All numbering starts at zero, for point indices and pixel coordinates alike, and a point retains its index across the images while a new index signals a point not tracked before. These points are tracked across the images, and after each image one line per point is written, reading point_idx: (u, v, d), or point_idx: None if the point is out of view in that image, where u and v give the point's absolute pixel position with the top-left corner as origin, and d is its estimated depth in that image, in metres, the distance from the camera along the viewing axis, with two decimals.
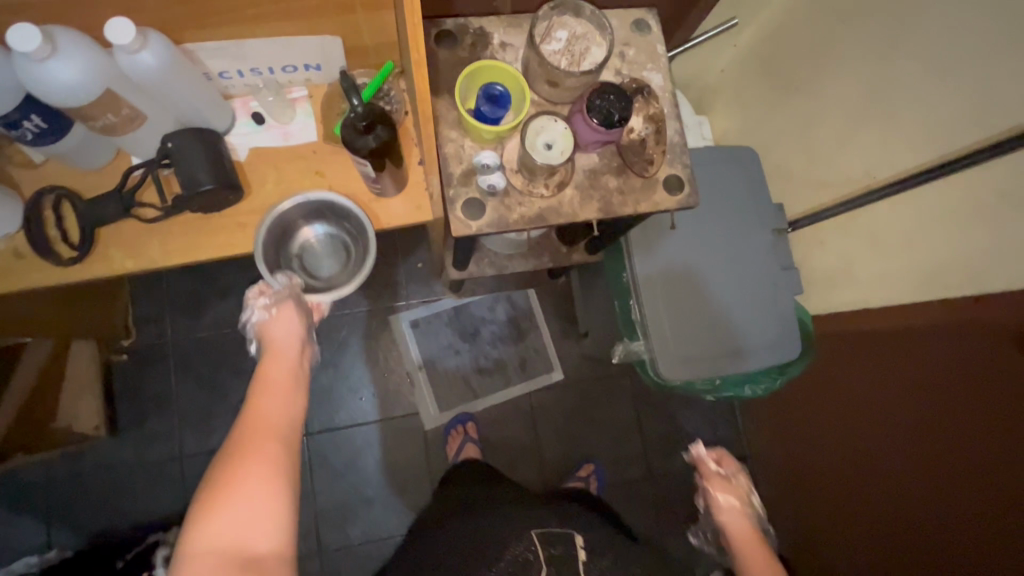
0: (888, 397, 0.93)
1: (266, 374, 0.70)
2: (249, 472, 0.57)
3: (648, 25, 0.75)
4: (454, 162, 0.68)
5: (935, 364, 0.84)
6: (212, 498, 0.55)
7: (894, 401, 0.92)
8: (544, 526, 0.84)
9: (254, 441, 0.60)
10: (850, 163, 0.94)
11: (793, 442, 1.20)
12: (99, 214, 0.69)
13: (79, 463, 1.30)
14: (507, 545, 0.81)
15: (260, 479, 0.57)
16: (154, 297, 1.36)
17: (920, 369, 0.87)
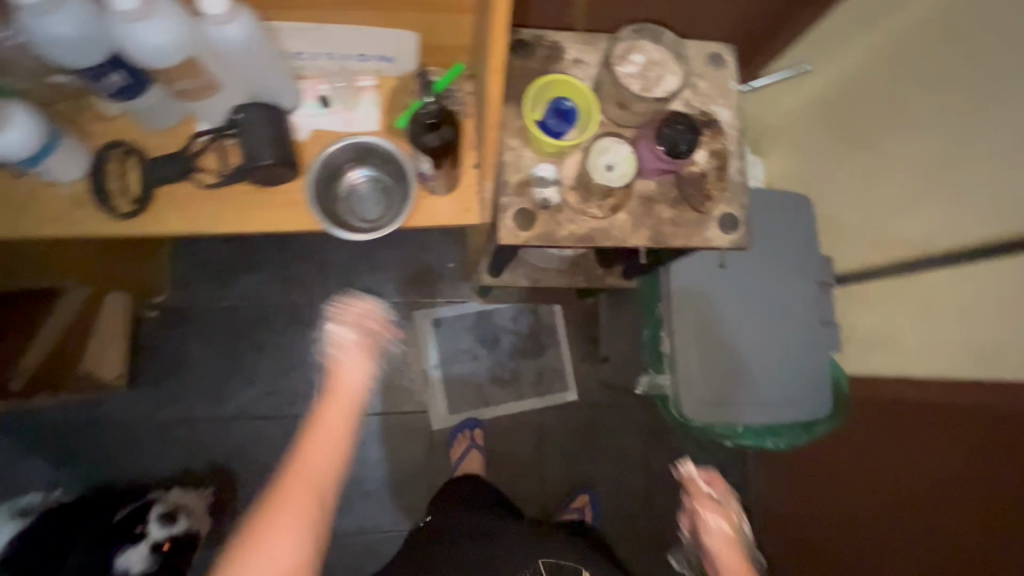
0: (913, 470, 0.90)
1: (324, 412, 0.63)
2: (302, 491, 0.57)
3: (724, 60, 0.74)
4: (511, 170, 0.67)
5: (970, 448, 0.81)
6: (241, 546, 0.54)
7: (919, 475, 0.89)
8: (551, 557, 0.81)
9: (288, 491, 0.57)
10: (910, 226, 0.91)
11: (806, 511, 1.15)
12: (160, 173, 0.70)
13: (93, 412, 1.31)
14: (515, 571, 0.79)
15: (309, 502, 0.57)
16: (190, 260, 1.38)
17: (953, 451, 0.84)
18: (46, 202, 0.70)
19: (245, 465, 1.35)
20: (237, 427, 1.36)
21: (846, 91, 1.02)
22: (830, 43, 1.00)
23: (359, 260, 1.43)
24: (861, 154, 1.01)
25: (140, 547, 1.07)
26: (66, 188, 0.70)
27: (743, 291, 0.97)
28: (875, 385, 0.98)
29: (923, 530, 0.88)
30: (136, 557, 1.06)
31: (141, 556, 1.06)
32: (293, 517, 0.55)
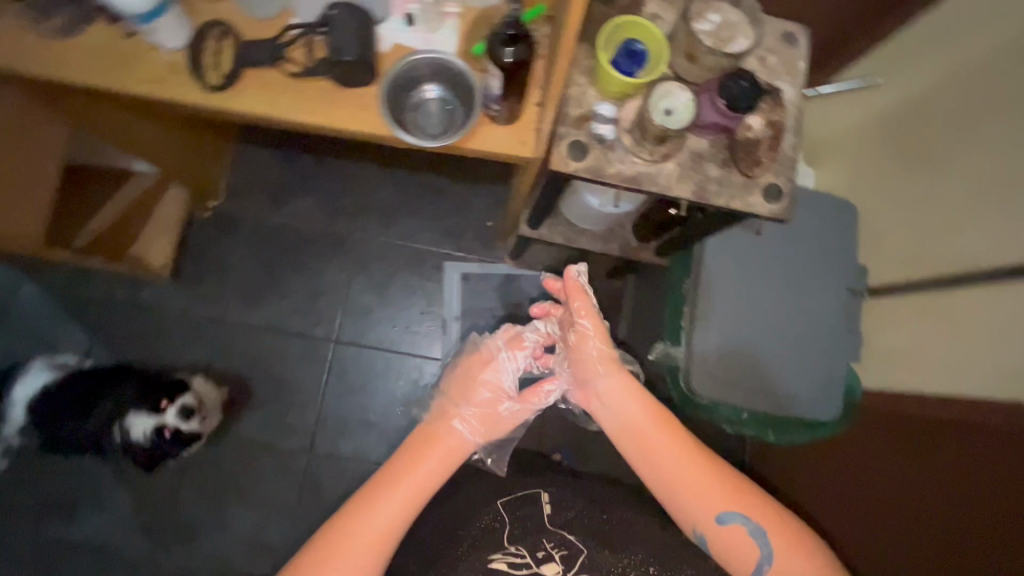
0: (879, 471, 0.95)
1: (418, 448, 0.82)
2: (406, 491, 0.76)
3: (797, 41, 0.76)
4: (574, 104, 0.71)
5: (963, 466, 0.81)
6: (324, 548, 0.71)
7: (885, 473, 0.93)
8: (506, 495, 0.81)
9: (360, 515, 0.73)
10: (954, 245, 0.91)
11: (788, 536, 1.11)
12: (252, 56, 0.76)
13: (136, 296, 1.40)
14: (471, 517, 0.80)
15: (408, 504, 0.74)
16: (249, 173, 1.46)
17: (947, 467, 0.83)
18: (147, 65, 0.77)
19: (261, 373, 1.41)
20: (261, 337, 1.42)
21: (912, 109, 1.02)
22: (904, 59, 1.00)
23: (403, 203, 1.49)
24: (916, 173, 1.01)
25: (148, 416, 1.10)
26: (167, 56, 0.77)
27: (772, 283, 1.00)
28: (884, 401, 0.98)
29: (895, 545, 0.87)
30: (142, 424, 1.10)
31: (146, 424, 1.10)
32: (398, 506, 0.74)
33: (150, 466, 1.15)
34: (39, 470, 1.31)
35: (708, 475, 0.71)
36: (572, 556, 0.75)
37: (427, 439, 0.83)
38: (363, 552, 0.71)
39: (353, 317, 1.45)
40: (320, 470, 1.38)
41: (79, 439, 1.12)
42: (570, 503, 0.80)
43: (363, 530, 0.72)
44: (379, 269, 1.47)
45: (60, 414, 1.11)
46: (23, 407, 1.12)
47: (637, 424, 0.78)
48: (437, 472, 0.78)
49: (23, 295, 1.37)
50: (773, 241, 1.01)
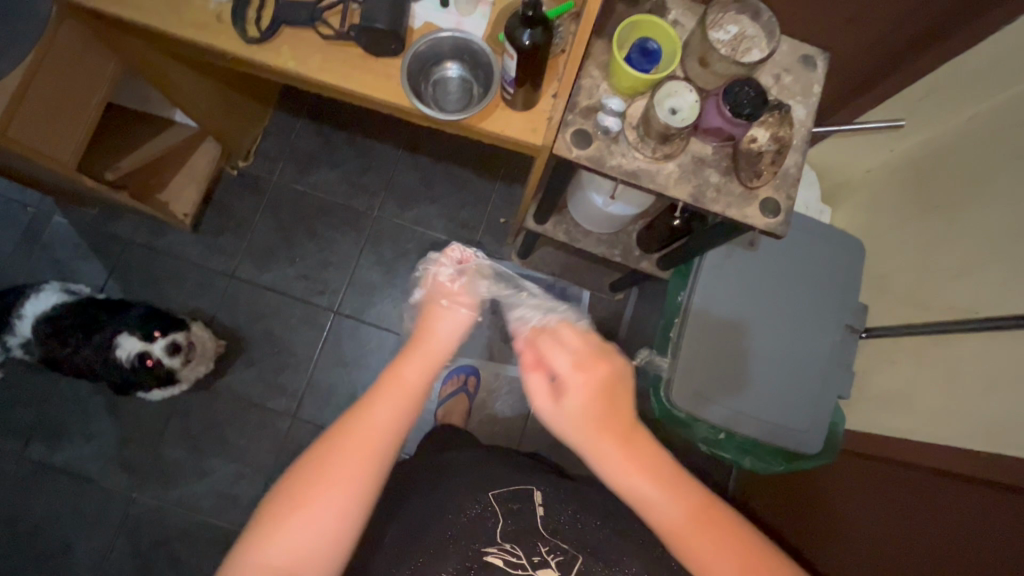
0: (873, 521, 0.92)
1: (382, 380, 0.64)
2: (394, 396, 0.62)
3: (815, 64, 0.77)
4: (584, 95, 0.73)
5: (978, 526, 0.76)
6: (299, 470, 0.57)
7: (879, 523, 0.91)
8: (499, 487, 0.72)
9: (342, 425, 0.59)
10: (957, 293, 0.89)
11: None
12: (291, 15, 0.81)
13: (156, 240, 1.46)
14: (459, 508, 0.69)
15: (399, 407, 0.61)
16: (281, 140, 1.52)
17: (957, 523, 0.78)
18: (194, 12, 0.82)
19: (260, 331, 1.44)
20: (266, 297, 1.46)
21: (934, 156, 1.01)
22: (932, 104, 0.99)
23: (422, 188, 1.52)
24: (932, 218, 0.99)
25: (136, 340, 1.16)
26: (215, 6, 0.82)
27: (769, 306, 0.99)
28: (876, 440, 0.95)
29: None
30: (130, 345, 1.15)
31: (134, 346, 1.15)
32: (386, 412, 0.61)
33: (121, 387, 1.20)
34: (39, 390, 1.36)
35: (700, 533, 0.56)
36: (569, 561, 0.63)
37: (412, 344, 0.69)
38: (350, 470, 0.56)
39: (357, 290, 1.48)
40: (301, 435, 1.40)
41: (69, 356, 1.16)
42: (565, 505, 0.71)
43: (350, 441, 0.58)
44: (389, 248, 1.50)
45: (59, 331, 1.16)
46: (25, 319, 1.17)
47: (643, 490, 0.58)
48: (438, 352, 0.69)
49: (54, 223, 1.44)
50: (771, 264, 1.00)
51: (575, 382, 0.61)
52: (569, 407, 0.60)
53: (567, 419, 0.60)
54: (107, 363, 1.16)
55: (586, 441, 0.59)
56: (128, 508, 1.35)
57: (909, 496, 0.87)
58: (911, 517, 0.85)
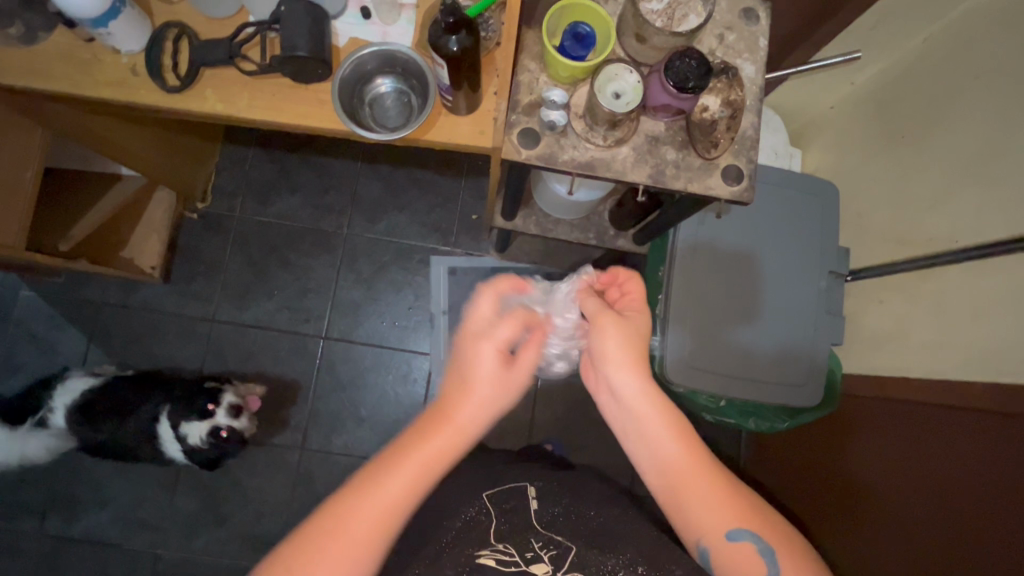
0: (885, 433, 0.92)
1: (410, 440, 0.58)
2: (411, 473, 0.56)
3: (757, 16, 0.74)
4: (525, 91, 0.70)
5: (996, 451, 0.74)
6: (303, 544, 0.53)
7: (891, 434, 0.91)
8: (494, 488, 0.73)
9: (357, 494, 0.55)
10: (936, 224, 0.88)
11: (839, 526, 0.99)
12: (208, 56, 0.76)
13: (131, 297, 1.43)
14: (458, 511, 0.70)
15: (416, 484, 0.56)
16: (236, 174, 1.47)
17: (973, 449, 0.77)
18: (107, 68, 0.78)
19: (253, 371, 1.43)
20: (252, 336, 1.44)
21: (896, 83, 0.99)
22: (886, 31, 0.96)
23: (388, 198, 1.49)
24: (900, 149, 0.97)
25: (203, 423, 1.14)
26: (127, 58, 0.78)
27: (757, 267, 0.98)
28: (875, 381, 0.96)
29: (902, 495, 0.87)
30: (200, 431, 1.13)
31: (201, 429, 1.13)
32: (401, 489, 0.55)
33: (209, 466, 1.19)
34: (42, 467, 1.35)
35: (706, 479, 0.57)
36: (563, 554, 0.61)
37: (446, 405, 0.60)
38: (348, 553, 0.53)
39: (341, 312, 1.46)
40: (312, 465, 1.40)
41: (128, 445, 1.16)
42: (559, 498, 0.72)
43: (361, 513, 0.54)
44: (367, 265, 1.47)
45: (98, 423, 1.15)
46: (68, 418, 1.16)
47: (680, 448, 0.58)
48: (473, 423, 0.59)
49: (23, 297, 1.41)
50: (744, 224, 0.98)
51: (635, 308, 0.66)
52: (631, 323, 0.65)
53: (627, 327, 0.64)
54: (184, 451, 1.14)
55: (637, 392, 0.60)
56: (155, 566, 1.35)
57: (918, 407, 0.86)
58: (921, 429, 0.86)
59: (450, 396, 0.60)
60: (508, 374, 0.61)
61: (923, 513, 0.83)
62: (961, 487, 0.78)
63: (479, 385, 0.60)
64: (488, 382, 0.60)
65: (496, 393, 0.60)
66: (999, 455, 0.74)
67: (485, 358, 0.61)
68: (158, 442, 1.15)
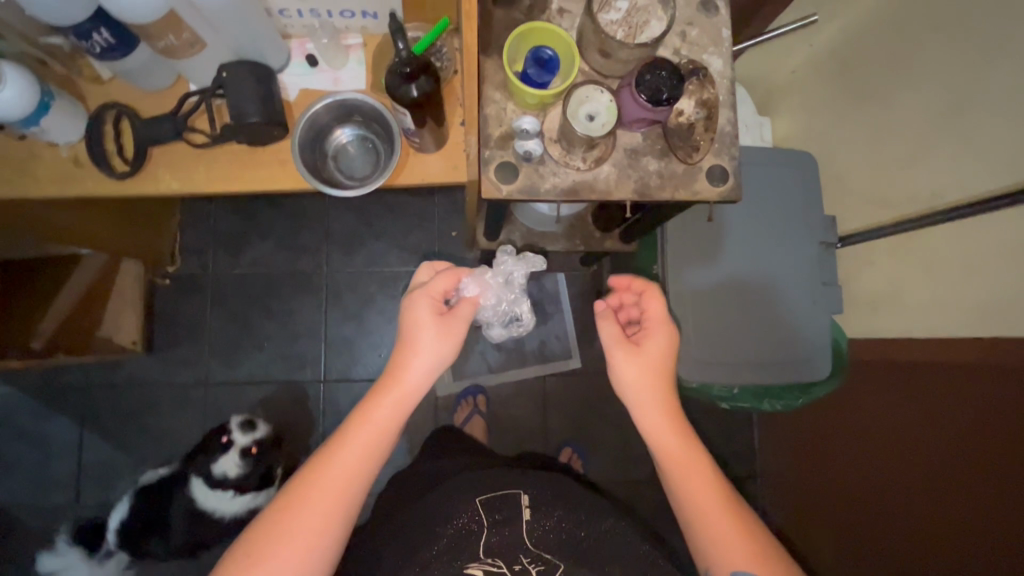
0: (881, 401, 0.98)
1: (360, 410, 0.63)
2: (361, 440, 0.61)
3: (716, 6, 0.71)
4: (494, 124, 0.67)
5: (986, 403, 0.79)
6: (273, 519, 0.57)
7: (888, 400, 0.96)
8: (486, 494, 0.74)
9: (315, 468, 0.59)
10: (917, 181, 0.88)
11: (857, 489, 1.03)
12: (154, 134, 0.72)
13: (114, 374, 1.38)
14: (447, 518, 0.71)
15: (367, 449, 0.60)
16: (201, 230, 1.42)
17: (965, 403, 0.82)
18: (47, 164, 0.73)
19: None
20: (249, 392, 1.40)
21: (856, 42, 0.98)
22: None
23: (364, 228, 1.45)
24: (868, 109, 0.97)
25: (231, 454, 1.10)
26: (66, 149, 0.73)
27: (749, 253, 0.97)
28: (880, 344, 0.97)
29: (908, 456, 0.92)
30: (233, 464, 1.09)
31: (229, 459, 1.09)
32: (354, 456, 0.60)
33: (273, 482, 1.15)
34: None
35: (714, 515, 0.61)
36: (550, 568, 0.65)
37: (391, 373, 0.65)
38: (314, 525, 0.56)
39: (336, 352, 1.43)
40: None
41: (188, 535, 1.13)
42: (553, 507, 0.73)
43: (322, 485, 0.58)
44: (354, 299, 1.44)
45: (148, 538, 1.13)
46: (117, 543, 1.15)
47: (692, 486, 0.63)
48: (419, 386, 0.65)
49: (2, 394, 1.35)
50: (730, 213, 0.97)
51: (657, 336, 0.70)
52: (649, 353, 0.69)
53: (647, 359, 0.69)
54: (228, 490, 1.09)
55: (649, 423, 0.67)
56: None
57: (909, 372, 0.91)
58: (915, 393, 0.91)
59: (393, 365, 0.65)
60: (444, 330, 0.67)
61: (925, 468, 0.89)
62: (963, 438, 0.82)
63: (420, 346, 0.65)
64: (430, 340, 0.66)
65: (438, 351, 0.66)
66: (989, 407, 0.78)
67: (423, 318, 0.67)
68: (208, 513, 1.11)
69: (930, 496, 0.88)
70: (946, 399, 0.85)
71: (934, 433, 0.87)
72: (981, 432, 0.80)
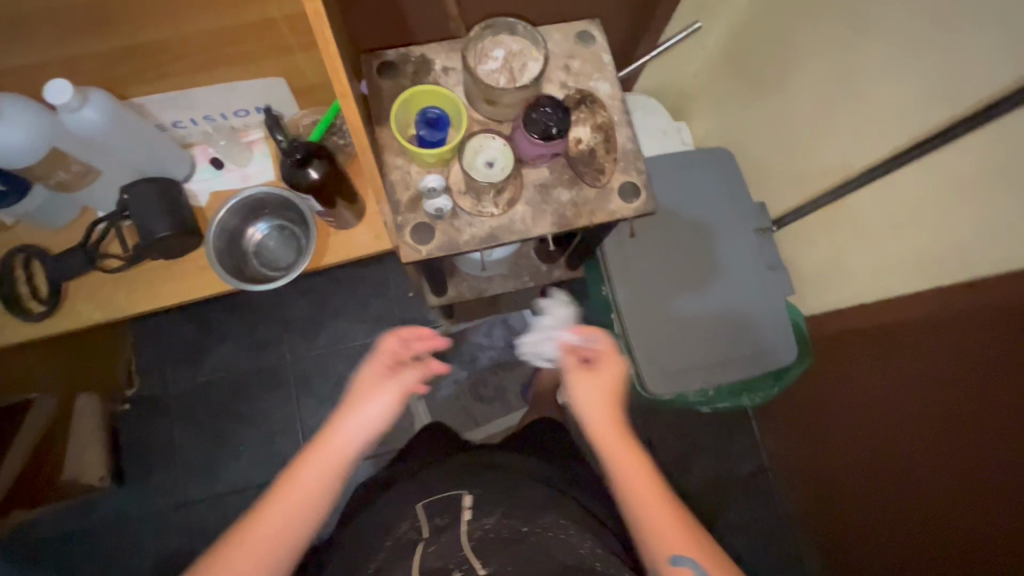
0: (857, 366, 0.97)
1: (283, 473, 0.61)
2: (283, 506, 0.59)
3: (592, 36, 0.74)
4: (401, 189, 0.67)
5: (962, 358, 0.77)
6: None
7: (863, 363, 0.96)
8: (429, 500, 0.72)
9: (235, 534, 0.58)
10: (828, 155, 0.91)
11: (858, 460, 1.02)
12: (64, 269, 0.70)
13: (87, 517, 1.30)
14: (389, 529, 0.71)
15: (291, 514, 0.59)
16: (155, 347, 1.38)
17: (946, 352, 0.79)
18: None
19: None
20: (234, 501, 1.34)
21: (741, 37, 1.02)
22: None
23: (321, 308, 1.43)
24: (769, 97, 1.01)
25: None
26: None
27: (687, 256, 0.98)
28: (839, 317, 0.98)
29: (898, 412, 0.90)
30: None
31: None
32: (275, 524, 0.58)
33: None
34: None
35: (676, 531, 0.57)
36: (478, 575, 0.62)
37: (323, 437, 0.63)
38: None
39: (316, 439, 1.38)
40: None
41: None
42: (495, 506, 0.70)
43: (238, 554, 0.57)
44: (324, 382, 1.40)
45: None
46: None
47: (649, 505, 0.59)
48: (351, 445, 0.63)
49: None
50: (660, 222, 0.98)
51: (610, 365, 0.69)
52: (595, 378, 0.67)
53: (593, 386, 0.67)
54: None
55: (600, 432, 0.64)
56: None
57: (874, 333, 0.91)
58: (888, 351, 0.90)
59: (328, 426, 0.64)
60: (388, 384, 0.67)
61: (914, 421, 0.87)
62: (936, 381, 0.82)
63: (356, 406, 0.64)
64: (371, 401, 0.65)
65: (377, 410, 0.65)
66: (966, 362, 0.76)
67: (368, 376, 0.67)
68: None
69: (932, 452, 0.85)
70: (918, 351, 0.84)
71: (924, 397, 0.84)
72: (958, 380, 0.78)
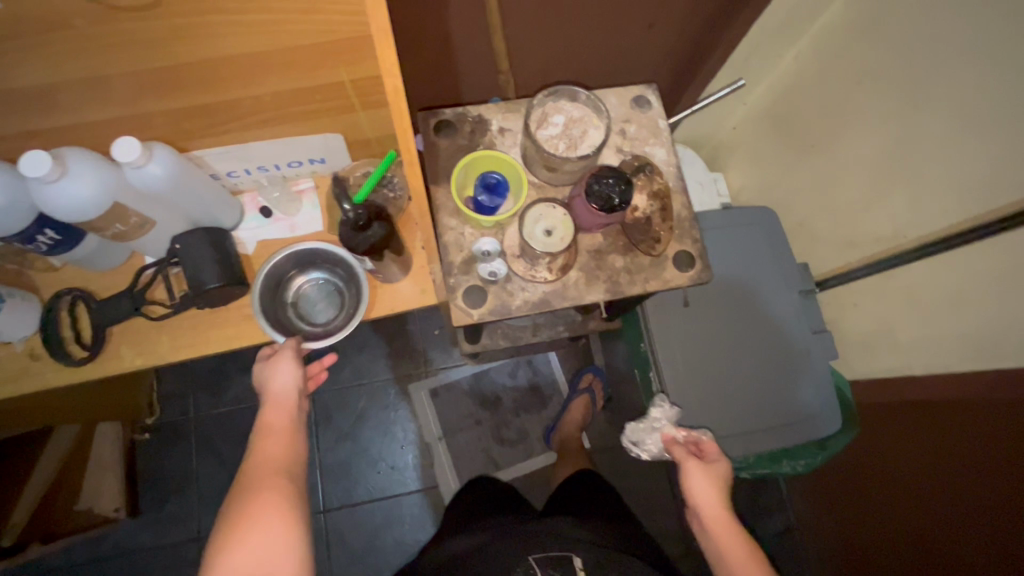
0: (892, 445, 0.95)
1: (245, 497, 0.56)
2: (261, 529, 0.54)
3: (648, 101, 0.74)
4: (454, 250, 0.66)
5: (1002, 447, 0.76)
6: None
7: (899, 444, 0.94)
8: (538, 551, 0.77)
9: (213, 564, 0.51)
10: (877, 221, 0.89)
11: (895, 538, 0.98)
12: (112, 314, 0.70)
13: (99, 547, 1.28)
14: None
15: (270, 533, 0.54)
16: (179, 375, 1.37)
17: (980, 439, 0.79)
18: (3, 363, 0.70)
19: None
20: None
21: (786, 96, 1.02)
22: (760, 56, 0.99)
23: (345, 343, 1.41)
24: (813, 158, 1.00)
25: None
26: (21, 344, 0.70)
27: (728, 318, 0.96)
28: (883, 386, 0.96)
29: (936, 500, 0.88)
30: None
31: None
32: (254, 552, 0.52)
33: None
34: None
35: None
36: None
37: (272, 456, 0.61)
38: None
39: (334, 477, 1.36)
40: None
41: None
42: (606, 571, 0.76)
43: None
44: (344, 418, 1.38)
45: None
46: None
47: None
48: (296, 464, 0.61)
49: None
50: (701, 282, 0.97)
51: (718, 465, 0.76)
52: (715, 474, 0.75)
53: (715, 482, 0.74)
54: None
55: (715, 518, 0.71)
56: None
57: (909, 415, 0.90)
58: (922, 434, 0.89)
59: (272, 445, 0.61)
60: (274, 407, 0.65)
61: (952, 509, 0.85)
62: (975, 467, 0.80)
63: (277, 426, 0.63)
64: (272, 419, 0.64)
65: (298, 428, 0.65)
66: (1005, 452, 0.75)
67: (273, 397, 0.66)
68: None
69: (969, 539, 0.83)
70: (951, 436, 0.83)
71: (965, 478, 0.82)
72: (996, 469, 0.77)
